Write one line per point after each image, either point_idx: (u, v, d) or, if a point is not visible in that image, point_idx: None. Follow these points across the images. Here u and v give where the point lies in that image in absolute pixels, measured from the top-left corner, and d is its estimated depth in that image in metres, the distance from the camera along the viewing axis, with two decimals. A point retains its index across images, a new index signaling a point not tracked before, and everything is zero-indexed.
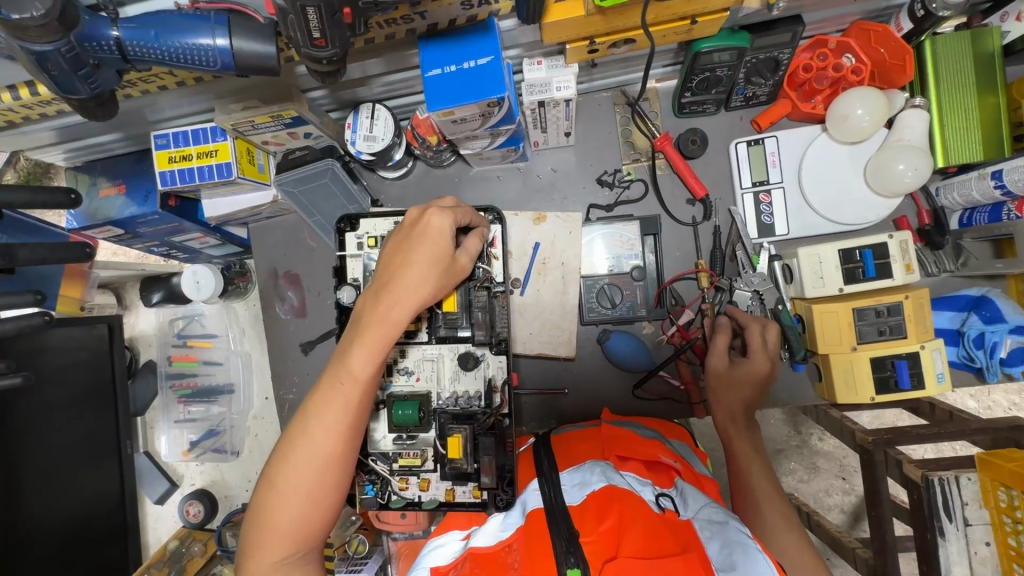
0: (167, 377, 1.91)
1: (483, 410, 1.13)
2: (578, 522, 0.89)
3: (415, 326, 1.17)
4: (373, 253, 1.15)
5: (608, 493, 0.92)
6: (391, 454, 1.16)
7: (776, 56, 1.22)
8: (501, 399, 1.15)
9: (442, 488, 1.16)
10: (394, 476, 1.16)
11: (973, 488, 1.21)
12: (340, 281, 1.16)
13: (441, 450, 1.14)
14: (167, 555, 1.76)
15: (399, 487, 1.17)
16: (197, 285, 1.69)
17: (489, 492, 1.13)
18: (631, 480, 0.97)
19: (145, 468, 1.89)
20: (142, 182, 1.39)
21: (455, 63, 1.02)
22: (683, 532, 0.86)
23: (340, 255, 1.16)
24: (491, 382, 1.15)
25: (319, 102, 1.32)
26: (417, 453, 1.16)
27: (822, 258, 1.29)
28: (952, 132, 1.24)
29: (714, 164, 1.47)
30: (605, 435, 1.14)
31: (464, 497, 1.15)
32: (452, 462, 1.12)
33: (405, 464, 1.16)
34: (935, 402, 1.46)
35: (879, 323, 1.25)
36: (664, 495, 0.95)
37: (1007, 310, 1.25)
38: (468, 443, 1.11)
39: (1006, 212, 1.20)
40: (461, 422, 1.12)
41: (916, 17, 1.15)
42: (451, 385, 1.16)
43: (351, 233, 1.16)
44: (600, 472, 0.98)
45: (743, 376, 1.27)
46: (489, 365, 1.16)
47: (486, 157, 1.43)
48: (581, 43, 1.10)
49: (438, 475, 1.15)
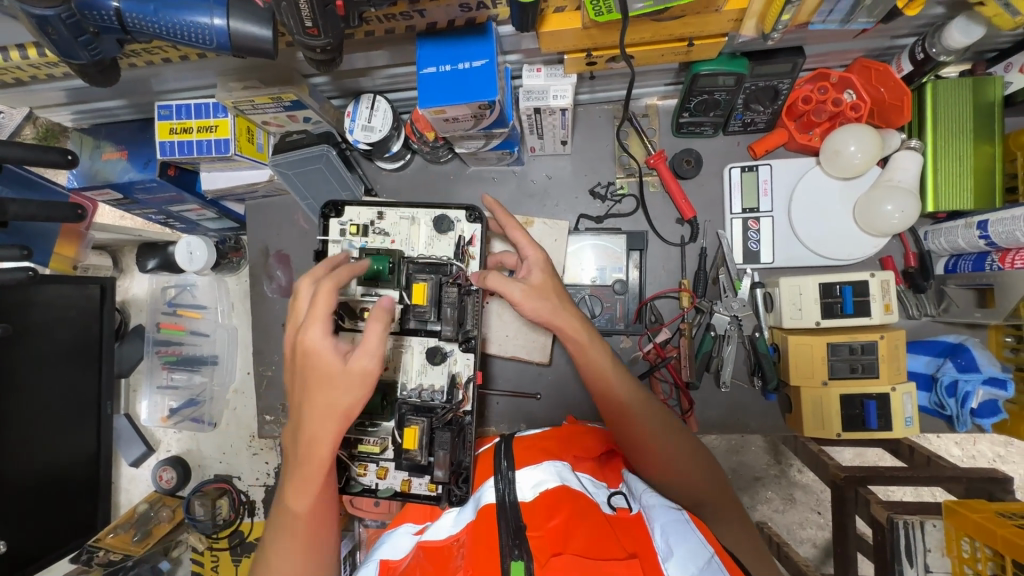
0: (154, 342, 1.93)
1: (444, 404, 1.16)
2: (528, 518, 0.89)
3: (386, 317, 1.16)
4: (355, 240, 1.17)
5: (561, 493, 0.92)
6: (351, 439, 1.19)
7: (776, 86, 1.24)
8: (463, 396, 1.18)
9: (399, 478, 1.18)
10: (354, 461, 1.18)
11: (937, 535, 1.23)
12: (320, 265, 1.19)
13: (399, 440, 1.15)
14: (135, 518, 1.84)
15: (358, 473, 1.18)
16: (190, 256, 1.72)
17: (443, 487, 1.14)
18: (586, 482, 0.99)
19: (124, 430, 1.94)
20: (144, 149, 1.44)
21: (450, 63, 1.03)
22: (630, 532, 0.87)
23: (323, 240, 1.19)
24: (455, 378, 1.18)
25: (322, 88, 1.34)
26: (377, 441, 1.18)
27: (803, 290, 1.29)
28: (944, 177, 1.25)
29: (708, 186, 1.46)
30: (564, 436, 1.16)
31: (420, 489, 1.17)
32: (407, 454, 1.13)
33: (363, 450, 1.18)
34: (915, 445, 1.46)
35: (852, 360, 1.26)
36: (616, 496, 0.98)
37: (983, 360, 1.24)
38: (425, 436, 1.12)
39: (990, 262, 1.18)
40: (421, 415, 1.14)
41: (916, 60, 1.17)
42: (419, 377, 1.19)
43: (335, 219, 1.19)
44: (557, 470, 0.98)
45: (539, 283, 1.10)
46: (458, 361, 1.18)
47: (482, 157, 1.44)
48: (579, 54, 1.11)
49: (396, 465, 1.18)
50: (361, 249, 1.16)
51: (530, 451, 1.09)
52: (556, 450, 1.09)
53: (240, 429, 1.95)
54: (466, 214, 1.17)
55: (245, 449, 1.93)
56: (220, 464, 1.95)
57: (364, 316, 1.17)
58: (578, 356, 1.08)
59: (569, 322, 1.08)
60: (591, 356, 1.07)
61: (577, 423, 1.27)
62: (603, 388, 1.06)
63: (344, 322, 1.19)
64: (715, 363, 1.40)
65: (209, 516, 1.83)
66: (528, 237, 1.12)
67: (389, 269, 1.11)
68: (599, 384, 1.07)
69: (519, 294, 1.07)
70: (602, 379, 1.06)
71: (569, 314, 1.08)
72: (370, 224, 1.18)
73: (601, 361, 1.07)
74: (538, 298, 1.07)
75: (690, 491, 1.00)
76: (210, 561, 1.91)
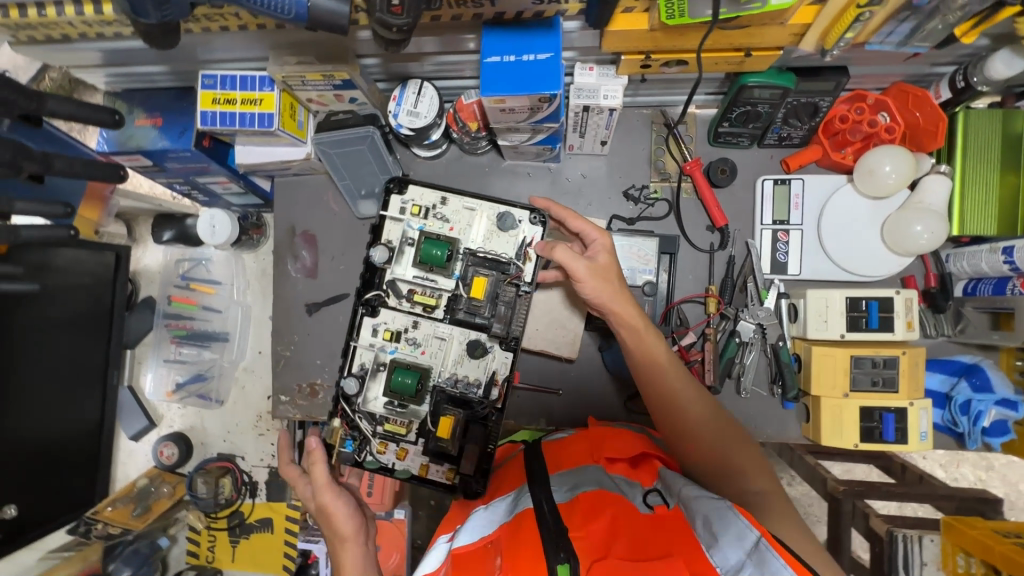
0: (165, 315, 1.91)
1: (480, 399, 1.19)
2: (567, 518, 0.89)
3: (434, 302, 1.20)
4: (414, 222, 1.22)
5: (599, 495, 0.93)
6: (378, 417, 1.20)
7: (817, 103, 1.27)
8: (499, 393, 1.20)
9: (417, 463, 1.20)
10: (375, 437, 1.20)
11: (933, 550, 1.34)
12: (374, 239, 1.22)
13: (428, 425, 1.18)
14: (134, 493, 1.80)
15: (377, 449, 1.20)
16: (212, 229, 1.69)
17: (460, 478, 1.17)
18: (622, 485, 0.99)
19: (127, 403, 1.90)
20: (180, 118, 1.42)
21: (515, 53, 1.04)
22: (672, 527, 0.87)
23: (380, 215, 1.23)
24: (493, 376, 1.20)
25: (370, 70, 1.34)
26: (403, 423, 1.19)
27: (829, 302, 1.33)
28: (971, 203, 1.29)
29: (739, 196, 1.49)
30: (593, 437, 1.16)
31: (436, 476, 1.19)
32: (436, 441, 1.17)
33: (389, 429, 1.19)
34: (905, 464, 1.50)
35: (874, 373, 1.30)
36: (652, 494, 0.97)
37: (997, 381, 1.29)
38: (457, 427, 1.16)
39: (1011, 287, 1.23)
40: (457, 406, 1.18)
41: (955, 88, 1.21)
42: (455, 367, 1.21)
43: (397, 196, 1.23)
44: (592, 475, 1.01)
45: (604, 265, 1.16)
46: (496, 358, 1.21)
47: (521, 151, 1.45)
48: (636, 56, 1.13)
49: (418, 449, 1.19)
50: (421, 232, 1.20)
51: (562, 455, 1.11)
52: (586, 454, 1.10)
53: (247, 409, 1.92)
54: (531, 214, 1.22)
55: (251, 429, 1.90)
56: (223, 443, 1.92)
57: (412, 298, 1.21)
58: (634, 342, 1.16)
59: (628, 309, 1.15)
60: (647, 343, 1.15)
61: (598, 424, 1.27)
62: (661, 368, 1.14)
63: (388, 299, 1.21)
64: (736, 369, 1.44)
65: (211, 494, 1.80)
66: (588, 222, 1.19)
67: (448, 256, 1.18)
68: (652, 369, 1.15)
69: (584, 272, 1.13)
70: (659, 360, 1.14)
71: (629, 301, 1.16)
72: (431, 208, 1.23)
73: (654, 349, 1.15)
74: (603, 280, 1.15)
75: (742, 469, 1.07)
76: (206, 540, 1.88)
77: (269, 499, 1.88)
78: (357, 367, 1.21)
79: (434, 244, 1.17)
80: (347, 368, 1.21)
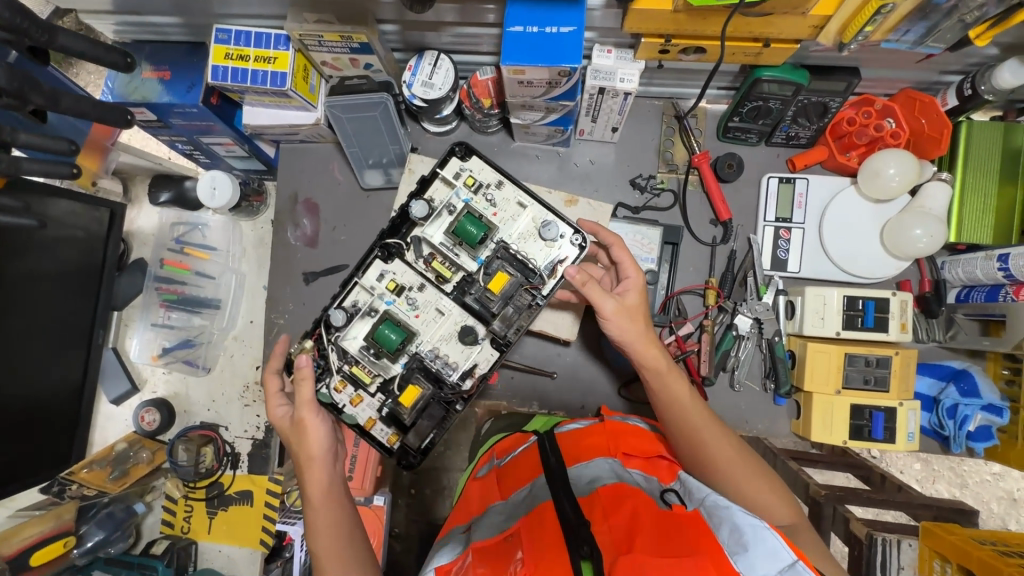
0: (156, 279, 1.87)
1: (452, 386, 1.20)
2: (587, 511, 0.92)
3: (448, 275, 1.21)
4: (462, 191, 1.22)
5: (618, 489, 0.95)
6: (352, 355, 1.19)
7: (826, 102, 1.29)
8: (471, 386, 1.20)
9: (366, 414, 1.19)
10: (337, 373, 1.19)
11: (911, 555, 1.29)
12: (420, 191, 1.23)
13: (394, 390, 1.19)
14: (112, 456, 1.76)
15: (334, 386, 1.18)
16: (213, 192, 1.67)
17: (400, 446, 1.20)
18: (639, 479, 1.02)
19: (109, 364, 1.86)
20: (187, 72, 1.38)
21: (538, 25, 1.05)
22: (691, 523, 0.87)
23: (436, 171, 1.23)
24: (472, 369, 1.20)
25: (388, 37, 1.34)
26: (371, 372, 1.18)
27: (826, 300, 1.34)
28: (969, 211, 1.32)
29: (743, 192, 1.51)
30: (612, 430, 1.15)
31: (379, 434, 1.20)
32: (398, 406, 1.18)
33: (353, 373, 1.18)
34: (886, 474, 1.51)
35: (866, 372, 1.33)
36: (669, 492, 0.98)
37: (985, 387, 1.32)
38: (421, 400, 1.18)
39: (1004, 294, 1.26)
40: (429, 381, 1.19)
41: (963, 95, 1.24)
42: (439, 342, 1.20)
43: (458, 160, 1.23)
44: (610, 467, 1.03)
45: (631, 303, 1.15)
46: (482, 353, 1.21)
47: (532, 132, 1.45)
48: (656, 39, 1.13)
49: (375, 400, 1.19)
50: (465, 205, 1.21)
51: (580, 447, 1.11)
52: (604, 447, 1.10)
53: (234, 378, 1.88)
54: (574, 231, 1.20)
55: (237, 399, 1.86)
56: (207, 412, 1.88)
57: (429, 262, 1.21)
58: (656, 384, 1.12)
59: (650, 349, 1.13)
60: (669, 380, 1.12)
61: (611, 415, 1.24)
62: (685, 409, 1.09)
63: (406, 253, 1.22)
64: (731, 362, 1.45)
65: (191, 462, 1.81)
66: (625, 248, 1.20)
67: (482, 237, 1.19)
68: (674, 407, 1.10)
69: (610, 309, 1.12)
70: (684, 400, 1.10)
71: (649, 341, 1.14)
72: (484, 185, 1.23)
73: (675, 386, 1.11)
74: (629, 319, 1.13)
75: (766, 510, 1.03)
76: (183, 510, 1.84)
77: (250, 472, 1.84)
78: (349, 303, 1.20)
79: (472, 221, 1.17)
80: (339, 300, 1.20)
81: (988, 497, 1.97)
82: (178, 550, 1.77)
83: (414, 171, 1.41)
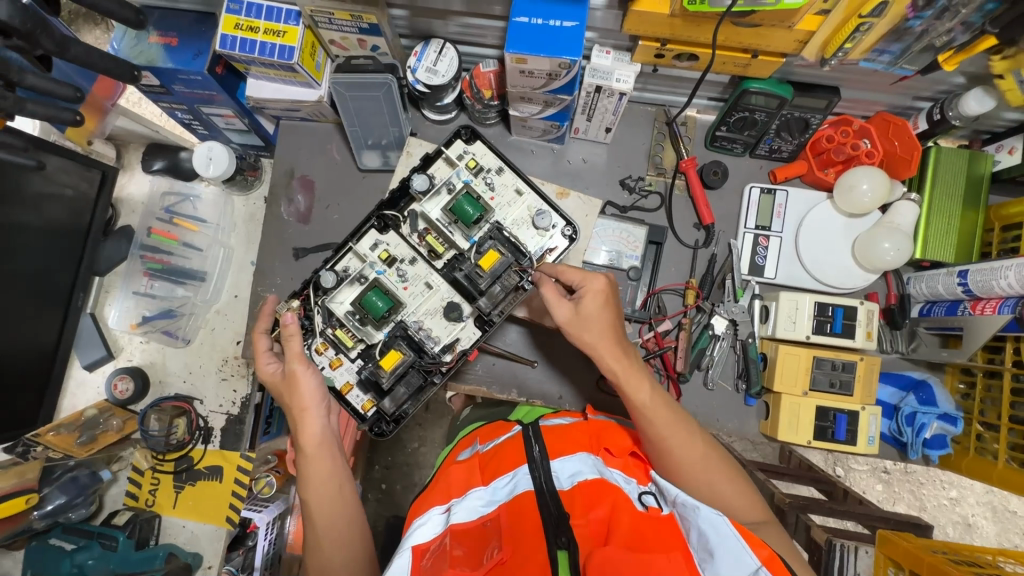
0: (141, 247, 1.85)
1: (432, 356, 1.22)
2: (568, 506, 0.92)
3: (440, 250, 1.24)
4: (464, 172, 1.26)
5: (600, 484, 0.95)
6: (336, 320, 1.21)
7: (808, 118, 1.37)
8: (451, 361, 1.23)
9: (344, 378, 1.21)
10: (321, 336, 1.21)
11: (866, 560, 1.37)
12: (422, 168, 1.26)
13: (374, 358, 1.20)
14: (81, 422, 1.73)
15: (317, 348, 1.21)
16: (208, 161, 1.66)
17: (375, 414, 1.21)
18: (619, 476, 1.01)
19: (86, 330, 1.83)
20: (194, 40, 1.40)
21: (543, 18, 1.11)
22: (665, 528, 0.89)
23: (440, 150, 1.26)
24: (454, 344, 1.23)
25: (396, 23, 1.38)
26: (353, 335, 1.21)
27: (800, 305, 1.41)
28: (934, 230, 1.40)
29: (727, 200, 1.58)
30: (592, 428, 1.13)
31: (354, 400, 1.21)
32: (376, 370, 1.19)
33: (337, 336, 1.20)
34: (849, 489, 1.57)
35: (832, 375, 1.40)
36: (647, 495, 1.00)
37: (941, 397, 1.40)
38: (402, 366, 1.19)
39: (962, 308, 1.34)
40: (409, 348, 1.21)
41: (932, 120, 1.33)
42: (424, 316, 1.24)
43: (462, 142, 1.27)
44: (592, 463, 1.00)
45: (588, 312, 1.12)
46: (465, 330, 1.24)
47: (529, 125, 1.49)
48: (652, 43, 1.20)
49: (353, 364, 1.21)
50: (465, 185, 1.24)
51: (563, 441, 1.06)
52: (587, 444, 1.06)
53: (213, 351, 1.87)
54: (566, 223, 1.26)
55: (215, 373, 1.85)
56: (183, 385, 1.86)
57: (423, 236, 1.24)
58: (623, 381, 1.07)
59: (614, 350, 1.09)
60: (637, 381, 1.06)
61: (596, 415, 1.24)
62: (646, 416, 1.04)
63: (402, 226, 1.25)
64: (705, 361, 1.49)
65: (163, 433, 1.76)
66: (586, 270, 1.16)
67: (478, 217, 1.22)
68: (643, 409, 1.04)
69: (563, 315, 1.14)
70: (645, 409, 1.04)
71: (614, 344, 1.10)
72: (486, 168, 1.27)
73: (644, 388, 1.06)
74: (580, 328, 1.12)
75: (738, 515, 1.01)
76: (149, 483, 1.81)
77: (222, 447, 1.82)
78: (340, 268, 1.23)
79: (470, 201, 1.21)
80: (331, 263, 1.23)
81: (944, 520, 2.05)
82: (141, 521, 1.76)
83: (412, 154, 1.44)
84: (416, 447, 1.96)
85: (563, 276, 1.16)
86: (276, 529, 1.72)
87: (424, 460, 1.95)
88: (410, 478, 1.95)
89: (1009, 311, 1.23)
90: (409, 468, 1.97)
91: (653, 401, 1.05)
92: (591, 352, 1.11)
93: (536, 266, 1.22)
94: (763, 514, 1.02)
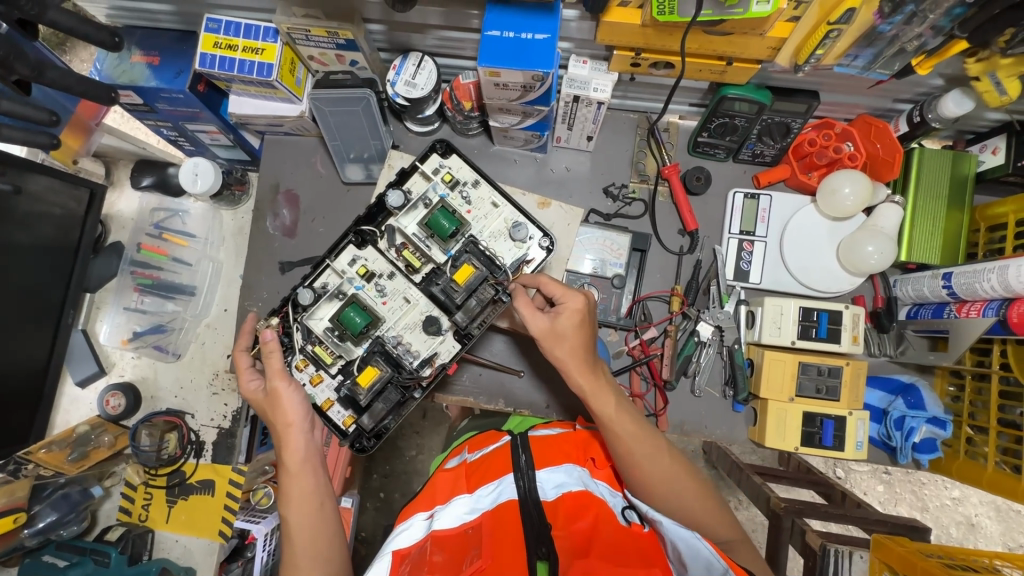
0: (132, 263, 1.87)
1: (410, 370, 1.22)
2: (551, 516, 0.92)
3: (417, 265, 1.24)
4: (441, 186, 1.26)
5: (584, 496, 0.96)
6: (317, 335, 1.22)
7: (789, 123, 1.37)
8: (429, 374, 1.23)
9: (324, 395, 1.21)
10: (301, 352, 1.22)
11: None
12: (399, 182, 1.26)
13: (353, 374, 1.21)
14: (73, 438, 1.73)
15: (297, 364, 1.21)
16: (194, 177, 1.67)
17: (356, 429, 1.21)
18: (602, 488, 1.03)
19: (78, 347, 1.84)
20: (175, 59, 1.41)
21: (515, 31, 1.11)
22: (644, 545, 0.89)
23: (416, 164, 1.26)
24: (434, 357, 1.23)
25: (374, 37, 1.39)
26: (333, 352, 1.21)
27: (784, 311, 1.40)
28: (919, 232, 1.39)
29: (712, 205, 1.57)
30: (578, 439, 1.14)
31: (336, 416, 1.21)
32: (355, 387, 1.19)
33: (316, 352, 1.21)
34: (846, 492, 1.54)
35: (819, 381, 1.39)
36: (630, 511, 1.00)
37: (930, 400, 1.38)
38: (379, 381, 1.19)
39: (947, 310, 1.32)
40: (387, 364, 1.21)
41: (913, 122, 1.33)
42: (404, 330, 1.24)
43: (438, 157, 1.28)
44: (577, 475, 1.01)
45: (566, 327, 1.10)
46: (444, 344, 1.24)
47: (511, 135, 1.50)
48: (627, 52, 1.20)
49: (333, 380, 1.21)
50: (441, 200, 1.24)
51: (549, 451, 1.06)
52: (573, 455, 1.07)
53: (204, 365, 1.88)
54: (543, 234, 1.25)
55: (205, 387, 1.86)
56: (174, 400, 1.87)
57: (400, 251, 1.25)
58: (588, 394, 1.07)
59: (582, 365, 1.08)
60: (602, 396, 1.06)
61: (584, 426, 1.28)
62: (610, 429, 1.03)
63: (379, 241, 1.25)
64: (692, 367, 1.49)
65: (154, 448, 1.78)
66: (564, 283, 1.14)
67: (454, 231, 1.22)
68: (608, 423, 1.03)
69: (540, 326, 1.11)
70: (610, 422, 1.03)
71: (584, 358, 1.09)
72: (462, 181, 1.27)
73: (608, 403, 1.05)
74: (553, 344, 1.10)
75: (706, 529, 1.02)
76: (142, 498, 1.82)
77: (214, 461, 1.83)
78: (318, 284, 1.23)
79: (446, 215, 1.21)
80: (310, 280, 1.23)
81: (948, 521, 2.02)
82: (134, 537, 1.74)
83: (394, 167, 1.46)
84: (412, 455, 1.96)
85: (544, 288, 1.14)
86: (274, 540, 1.69)
87: (420, 469, 1.95)
88: (408, 487, 1.95)
89: (993, 313, 1.23)
90: (408, 477, 1.96)
91: (620, 414, 1.04)
92: (561, 368, 1.10)
93: (512, 279, 1.21)
94: (734, 532, 1.03)
